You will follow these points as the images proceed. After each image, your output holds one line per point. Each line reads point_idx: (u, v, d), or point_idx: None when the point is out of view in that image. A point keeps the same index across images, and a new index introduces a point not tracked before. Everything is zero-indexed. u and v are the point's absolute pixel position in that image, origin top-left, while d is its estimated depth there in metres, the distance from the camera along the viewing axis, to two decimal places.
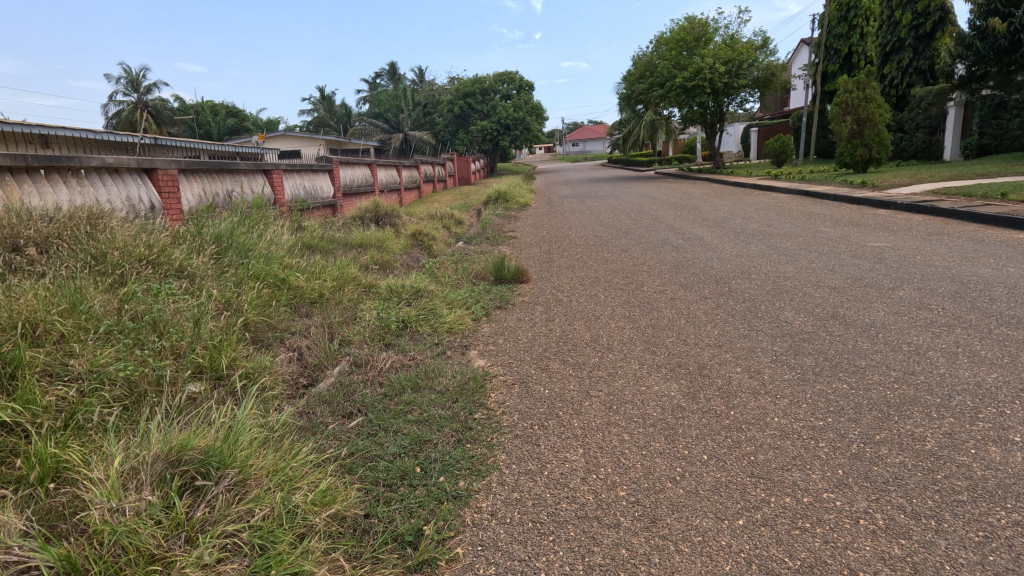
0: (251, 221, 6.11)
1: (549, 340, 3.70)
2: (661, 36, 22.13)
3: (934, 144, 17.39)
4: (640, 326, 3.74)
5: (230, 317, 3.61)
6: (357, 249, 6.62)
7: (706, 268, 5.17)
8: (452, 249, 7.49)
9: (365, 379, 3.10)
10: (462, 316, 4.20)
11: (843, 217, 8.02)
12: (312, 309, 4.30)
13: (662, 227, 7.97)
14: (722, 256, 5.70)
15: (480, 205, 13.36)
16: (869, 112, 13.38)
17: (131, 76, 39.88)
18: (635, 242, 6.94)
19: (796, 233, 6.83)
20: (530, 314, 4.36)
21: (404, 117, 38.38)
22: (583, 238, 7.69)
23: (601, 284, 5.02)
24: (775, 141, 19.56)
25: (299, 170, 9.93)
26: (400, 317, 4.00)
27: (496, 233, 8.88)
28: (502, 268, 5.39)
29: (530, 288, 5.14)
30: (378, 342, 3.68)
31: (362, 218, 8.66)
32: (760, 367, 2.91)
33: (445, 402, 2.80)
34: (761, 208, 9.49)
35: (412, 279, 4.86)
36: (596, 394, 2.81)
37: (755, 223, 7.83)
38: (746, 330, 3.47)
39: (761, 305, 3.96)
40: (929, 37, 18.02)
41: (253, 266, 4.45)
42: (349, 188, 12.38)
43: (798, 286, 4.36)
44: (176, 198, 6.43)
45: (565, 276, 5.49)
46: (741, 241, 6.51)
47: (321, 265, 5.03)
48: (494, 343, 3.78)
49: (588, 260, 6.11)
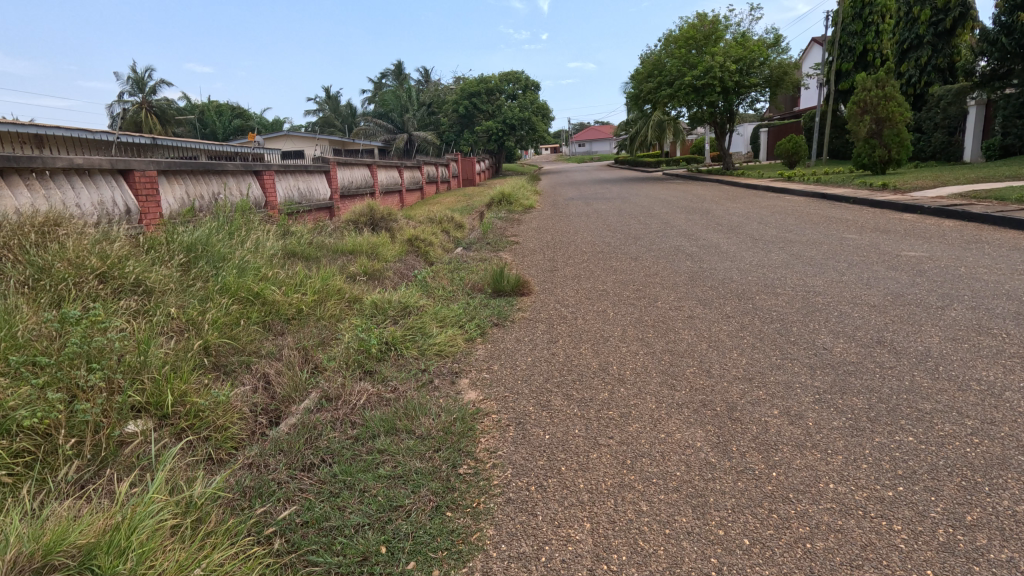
0: (232, 227, 5.69)
1: (552, 367, 3.25)
2: (670, 34, 21.62)
3: (953, 145, 16.78)
4: (653, 351, 3.27)
5: (187, 339, 3.18)
6: (348, 257, 6.18)
7: (725, 281, 4.71)
8: (450, 256, 7.05)
9: (335, 419, 2.66)
10: (454, 336, 3.75)
11: (866, 222, 7.54)
12: (287, 327, 3.88)
13: (673, 232, 7.50)
14: (742, 266, 5.22)
15: (483, 208, 12.94)
16: (889, 111, 12.84)
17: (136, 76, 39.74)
18: (645, 249, 6.46)
19: (820, 240, 6.36)
20: (530, 333, 3.91)
21: (409, 117, 37.99)
22: (589, 244, 7.24)
23: (609, 298, 4.56)
24: (788, 142, 18.99)
25: (293, 172, 9.51)
26: (385, 337, 3.56)
27: (498, 238, 8.44)
28: (501, 279, 4.95)
29: (531, 302, 4.69)
30: (356, 369, 3.24)
31: (357, 222, 8.23)
32: (801, 410, 2.43)
33: (424, 451, 2.34)
34: (778, 212, 9.00)
35: (401, 293, 4.42)
36: (605, 443, 2.34)
37: (773, 229, 7.35)
38: (778, 359, 3.00)
39: (791, 326, 3.48)
40: (948, 33, 17.66)
41: (224, 278, 4.02)
42: (346, 189, 11.96)
43: (832, 303, 3.89)
44: (155, 201, 6.01)
45: (570, 287, 5.04)
46: (760, 248, 6.03)
47: (303, 276, 4.60)
48: (489, 369, 3.34)
49: (595, 269, 5.65)
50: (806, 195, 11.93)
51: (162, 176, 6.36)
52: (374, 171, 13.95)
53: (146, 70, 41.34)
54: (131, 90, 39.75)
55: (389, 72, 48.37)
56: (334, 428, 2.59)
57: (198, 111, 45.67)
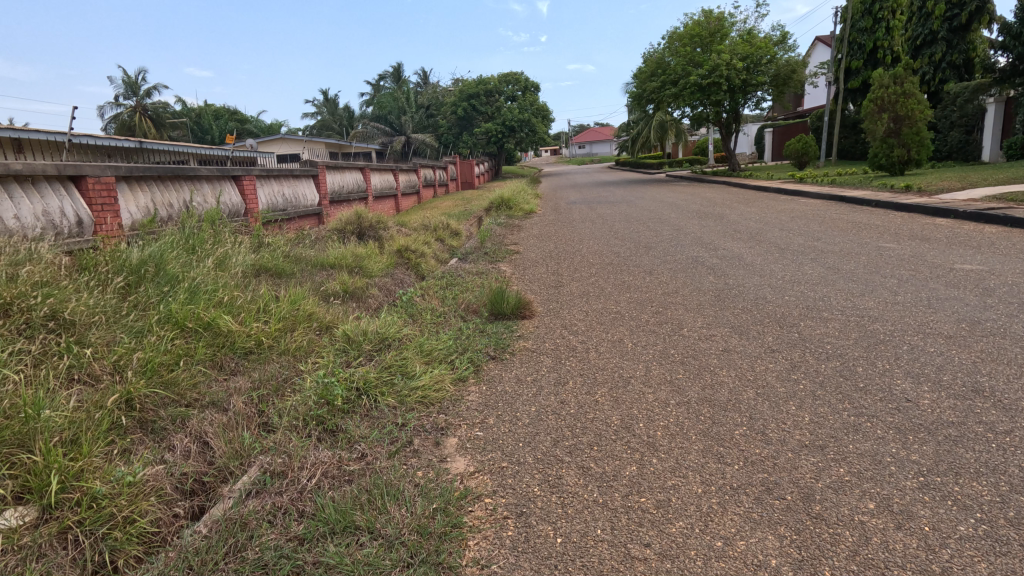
0: (195, 240, 5.04)
1: (562, 422, 2.59)
2: (674, 32, 20.97)
3: (971, 144, 16.14)
4: (687, 402, 2.62)
5: (101, 392, 2.55)
6: (328, 272, 5.53)
7: (759, 302, 4.08)
8: (444, 268, 6.42)
9: (278, 508, 2.02)
10: (442, 377, 3.11)
11: (899, 229, 6.91)
12: (243, 366, 3.26)
13: (688, 240, 6.86)
14: (775, 282, 4.58)
15: (481, 213, 12.31)
16: (908, 109, 12.21)
17: (130, 80, 39.14)
18: (659, 261, 5.81)
19: (855, 249, 5.72)
20: (534, 370, 3.26)
21: (407, 120, 37.37)
22: (597, 254, 6.59)
23: (625, 323, 3.91)
24: (796, 142, 18.32)
25: (277, 176, 8.87)
26: (359, 379, 2.93)
27: (496, 247, 7.80)
28: (501, 299, 4.31)
29: (534, 327, 4.05)
30: (316, 425, 2.60)
31: (343, 232, 7.56)
32: (906, 504, 1.77)
33: (390, 569, 1.70)
34: (798, 217, 8.37)
35: (383, 319, 3.79)
36: (640, 556, 1.69)
37: (798, 236, 6.73)
38: (851, 417, 2.34)
39: (855, 366, 2.82)
40: (964, 28, 17.15)
41: (170, 305, 3.38)
42: (337, 195, 11.34)
43: (896, 333, 3.23)
44: (112, 210, 5.36)
45: (578, 309, 4.39)
46: (789, 260, 5.40)
47: (267, 299, 3.95)
48: (484, 423, 2.69)
49: (605, 286, 4.99)
50: (823, 197, 11.30)
51: (123, 183, 5.73)
52: (367, 174, 13.31)
53: (140, 74, 40.85)
54: (126, 94, 39.25)
55: (388, 74, 47.88)
56: (274, 524, 1.95)
57: (193, 115, 45.15)
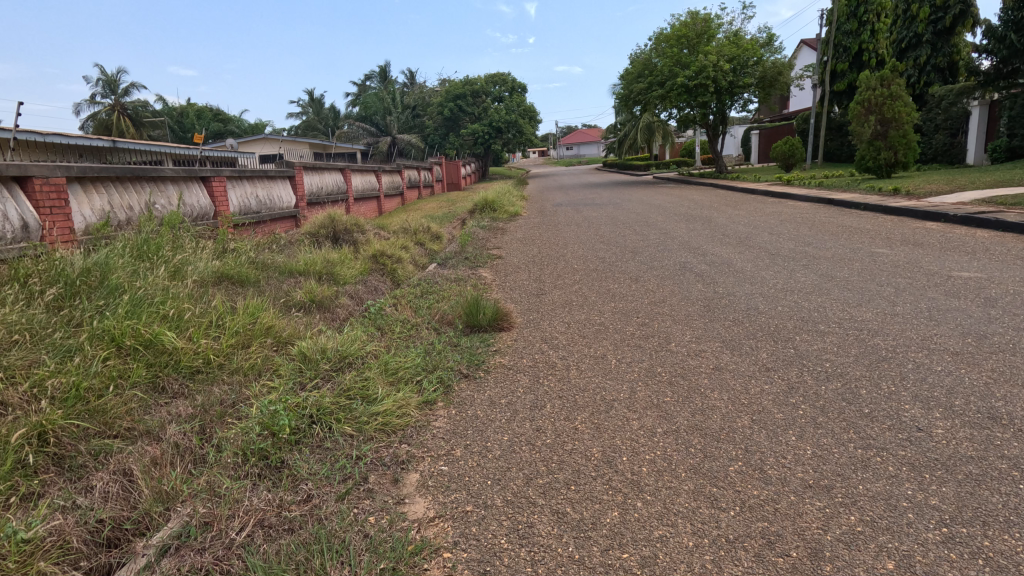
0: (148, 246, 4.68)
1: (537, 454, 2.32)
2: (661, 33, 20.88)
3: (955, 147, 16.15)
4: (676, 431, 2.37)
5: (8, 426, 2.23)
6: (296, 279, 5.20)
7: (751, 313, 3.85)
8: (421, 274, 6.13)
9: (199, 570, 1.72)
10: (407, 401, 2.81)
11: (889, 233, 6.76)
12: (187, 388, 2.94)
13: (676, 245, 6.64)
14: (766, 291, 4.37)
15: (465, 215, 12.02)
16: (895, 111, 12.12)
17: (109, 78, 38.38)
18: (646, 267, 5.58)
19: (847, 255, 5.53)
20: (509, 390, 2.98)
21: (392, 120, 36.96)
22: (581, 260, 6.34)
23: (609, 336, 3.64)
24: (783, 144, 18.19)
25: (250, 177, 8.51)
26: (313, 405, 2.64)
27: (477, 252, 7.51)
28: (477, 310, 4.03)
29: (512, 340, 3.78)
30: (258, 461, 2.29)
31: (317, 236, 7.22)
32: (931, 563, 1.53)
33: None
34: (786, 221, 8.20)
35: (348, 333, 3.50)
36: None
37: (788, 241, 6.53)
38: (858, 450, 2.09)
39: (858, 388, 2.57)
40: (948, 32, 17.22)
41: (106, 321, 3.06)
42: (315, 196, 10.99)
43: (898, 349, 3.00)
44: (63, 214, 4.95)
45: (560, 319, 4.12)
46: (780, 266, 5.19)
47: (221, 311, 3.63)
48: (450, 455, 2.41)
49: (589, 294, 4.74)
50: (811, 200, 11.17)
51: (76, 184, 5.35)
52: (348, 175, 12.94)
53: (118, 72, 40.04)
54: (104, 92, 38.39)
55: (374, 74, 47.41)
56: None
57: (174, 114, 44.30)
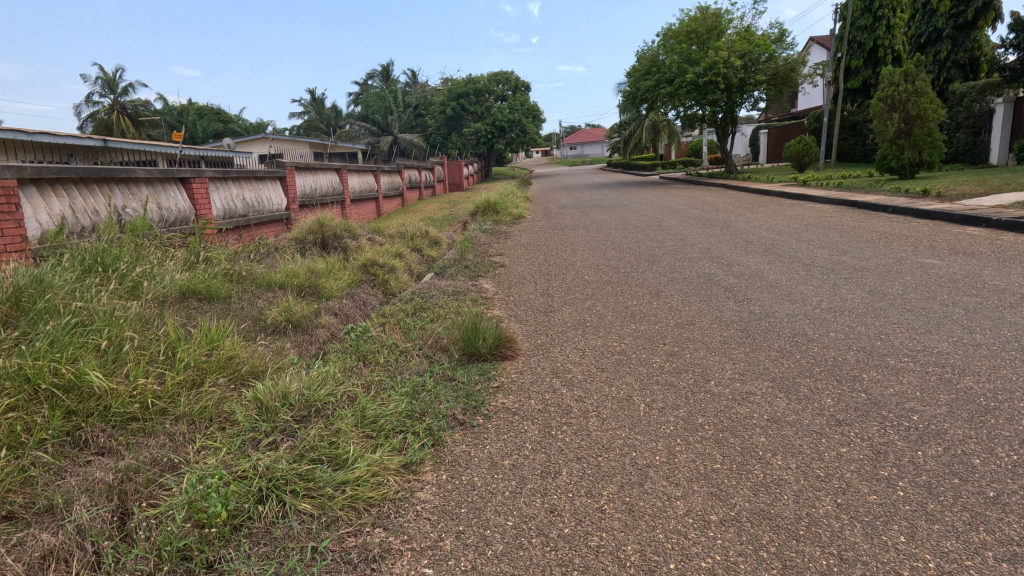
0: (103, 257, 4.11)
1: (555, 553, 1.74)
2: (669, 28, 20.26)
3: (978, 146, 15.48)
4: (737, 522, 1.78)
5: None
6: (274, 294, 4.64)
7: (800, 340, 3.27)
8: (415, 285, 5.57)
9: None
10: (386, 465, 2.23)
11: (929, 240, 6.16)
12: (114, 443, 2.37)
13: (696, 253, 6.06)
14: (811, 312, 3.79)
15: (467, 217, 11.44)
16: (920, 108, 11.48)
17: (108, 77, 37.96)
18: (665, 279, 5.00)
19: (893, 266, 4.94)
20: (514, 447, 2.41)
21: (394, 119, 36.37)
22: (593, 269, 5.76)
23: (633, 370, 3.06)
24: (797, 143, 17.50)
25: (235, 179, 7.95)
26: (263, 474, 2.07)
27: (478, 259, 6.94)
28: (475, 336, 3.45)
29: (518, 373, 3.21)
30: (177, 565, 1.72)
31: (304, 243, 6.63)
32: None
33: None
34: (811, 225, 7.61)
35: (322, 369, 2.93)
36: None
37: (820, 249, 5.93)
38: (1003, 564, 1.51)
39: (968, 456, 1.98)
40: (969, 26, 16.56)
41: (16, 358, 2.48)
42: (308, 197, 10.44)
43: (1001, 395, 2.41)
44: (13, 220, 4.34)
45: (573, 346, 3.54)
46: (819, 279, 4.61)
47: (172, 339, 3.06)
48: (435, 550, 1.83)
49: (604, 313, 4.15)
50: (832, 202, 10.56)
51: (31, 187, 4.78)
52: (344, 176, 12.36)
53: (117, 71, 39.50)
54: (102, 92, 37.89)
55: (376, 72, 46.85)
56: None
57: (174, 113, 43.83)
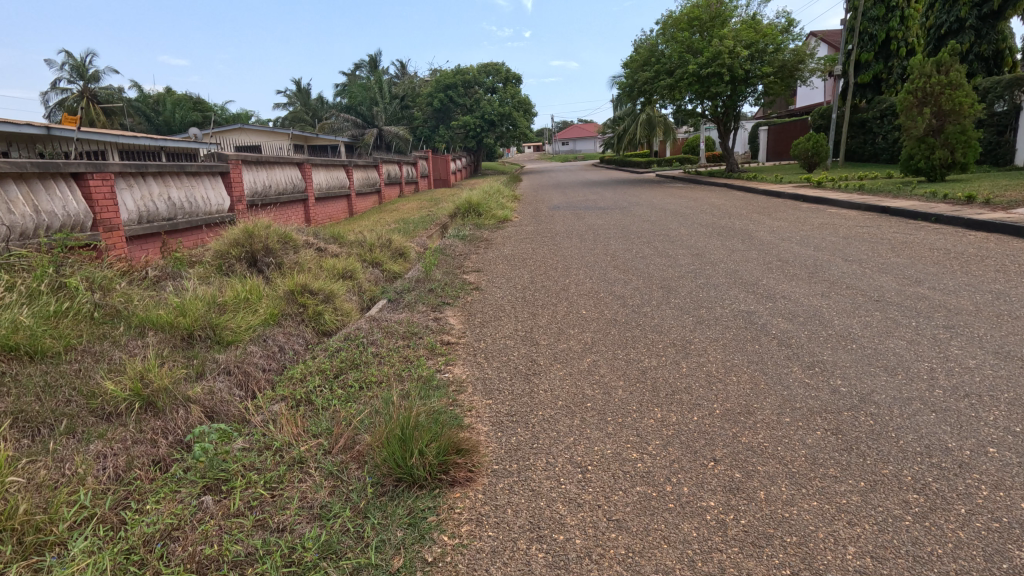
0: None
1: None
2: (669, 17, 18.95)
3: (1002, 146, 14.35)
4: None
5: None
6: (144, 342, 3.26)
7: (946, 465, 1.95)
8: (354, 322, 4.20)
9: None
10: None
11: (1012, 263, 4.91)
12: None
13: (723, 278, 4.75)
14: (927, 394, 2.50)
15: (446, 220, 10.05)
16: (956, 102, 10.29)
17: (76, 62, 35.90)
18: (693, 321, 3.69)
19: (1000, 304, 3.68)
20: None
21: (378, 111, 34.76)
22: (592, 299, 4.44)
23: (670, 531, 1.74)
24: (807, 140, 16.28)
25: (157, 173, 6.52)
26: None
27: (447, 278, 5.58)
28: (408, 444, 2.09)
29: (467, 521, 1.89)
30: None
31: (227, 258, 5.19)
32: None
33: None
34: (852, 238, 6.36)
35: None
36: None
37: (881, 274, 4.66)
38: None
39: None
40: (994, 16, 15.45)
41: None
42: (259, 194, 9.01)
43: None
44: None
45: (566, 458, 2.20)
46: (909, 327, 3.33)
47: None
48: None
49: (611, 383, 2.84)
50: (857, 207, 9.35)
51: None
52: (308, 171, 10.89)
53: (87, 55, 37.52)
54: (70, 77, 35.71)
55: (364, 64, 45.24)
56: None
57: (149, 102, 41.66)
